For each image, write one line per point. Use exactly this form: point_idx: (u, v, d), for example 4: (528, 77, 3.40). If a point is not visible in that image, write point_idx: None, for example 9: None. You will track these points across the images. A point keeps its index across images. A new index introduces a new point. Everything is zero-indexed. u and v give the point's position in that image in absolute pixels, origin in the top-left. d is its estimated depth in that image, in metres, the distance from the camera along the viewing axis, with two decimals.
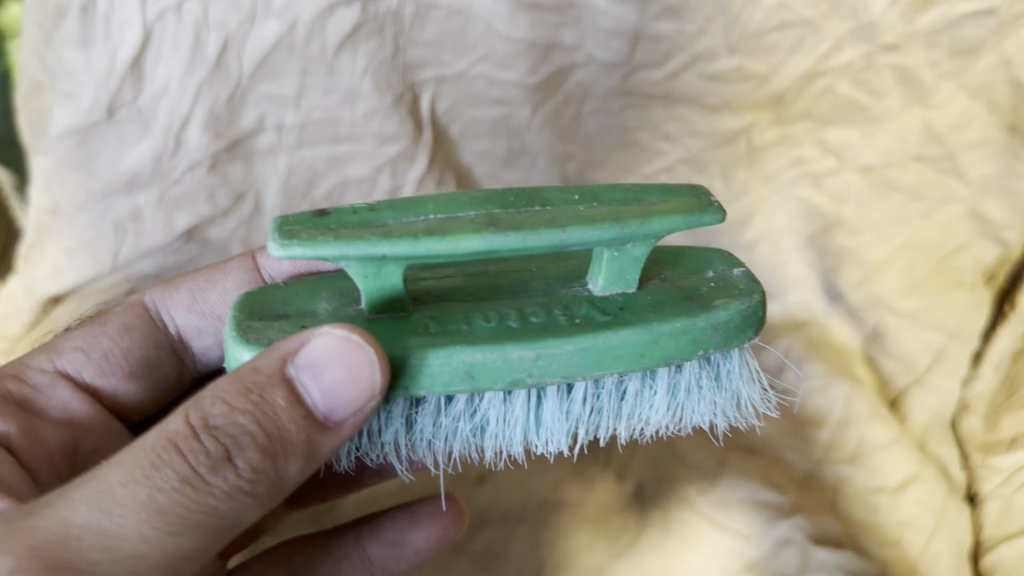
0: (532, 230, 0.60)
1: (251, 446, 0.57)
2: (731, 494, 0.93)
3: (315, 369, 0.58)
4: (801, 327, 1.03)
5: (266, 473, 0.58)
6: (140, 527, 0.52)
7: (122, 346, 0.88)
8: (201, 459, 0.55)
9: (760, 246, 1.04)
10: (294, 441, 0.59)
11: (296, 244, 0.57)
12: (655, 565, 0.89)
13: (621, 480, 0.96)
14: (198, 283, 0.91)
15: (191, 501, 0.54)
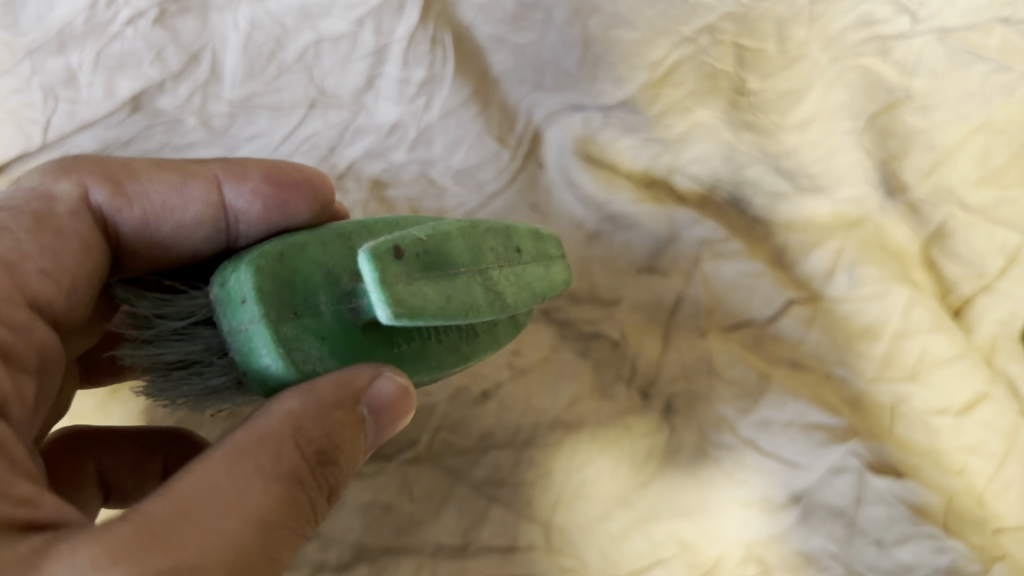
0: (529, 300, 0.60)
1: (342, 482, 0.55)
2: (779, 413, 0.79)
3: (387, 411, 0.55)
4: (854, 226, 0.87)
5: (339, 502, 0.57)
6: (284, 560, 0.51)
7: (77, 269, 0.64)
8: (316, 496, 0.53)
9: (814, 126, 0.89)
10: (353, 473, 0.57)
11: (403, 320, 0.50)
12: (691, 499, 0.77)
13: (647, 399, 0.81)
14: (158, 198, 0.69)
15: (300, 540, 0.53)
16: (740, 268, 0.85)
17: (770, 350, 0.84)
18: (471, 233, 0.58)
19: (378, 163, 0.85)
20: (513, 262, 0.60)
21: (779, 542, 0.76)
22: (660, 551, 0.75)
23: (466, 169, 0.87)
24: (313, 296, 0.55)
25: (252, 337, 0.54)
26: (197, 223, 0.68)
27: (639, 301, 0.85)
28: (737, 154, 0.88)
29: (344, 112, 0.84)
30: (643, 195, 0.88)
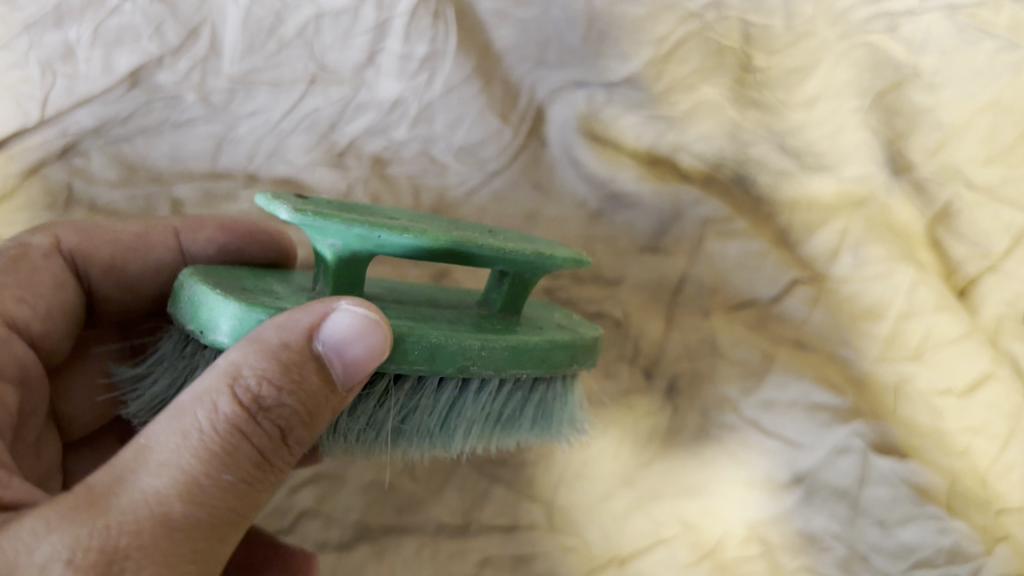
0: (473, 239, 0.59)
1: (297, 424, 0.52)
2: (783, 394, 0.77)
3: (343, 352, 0.51)
4: (859, 206, 0.86)
5: (304, 443, 0.53)
6: (227, 512, 0.49)
7: (54, 301, 0.69)
8: (263, 441, 0.50)
9: (820, 105, 0.87)
10: (320, 416, 0.53)
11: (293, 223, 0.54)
12: (693, 479, 0.77)
13: (650, 378, 0.79)
14: (124, 245, 0.73)
15: (252, 485, 0.50)
16: (745, 247, 0.85)
17: (772, 332, 0.84)
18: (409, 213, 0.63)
19: (378, 141, 0.85)
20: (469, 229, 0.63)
21: (781, 523, 0.77)
22: (662, 531, 0.77)
23: (467, 147, 0.86)
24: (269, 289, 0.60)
25: (196, 295, 0.55)
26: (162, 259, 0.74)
27: (642, 279, 0.86)
28: (741, 132, 0.87)
29: (345, 88, 0.83)
30: (646, 174, 0.87)
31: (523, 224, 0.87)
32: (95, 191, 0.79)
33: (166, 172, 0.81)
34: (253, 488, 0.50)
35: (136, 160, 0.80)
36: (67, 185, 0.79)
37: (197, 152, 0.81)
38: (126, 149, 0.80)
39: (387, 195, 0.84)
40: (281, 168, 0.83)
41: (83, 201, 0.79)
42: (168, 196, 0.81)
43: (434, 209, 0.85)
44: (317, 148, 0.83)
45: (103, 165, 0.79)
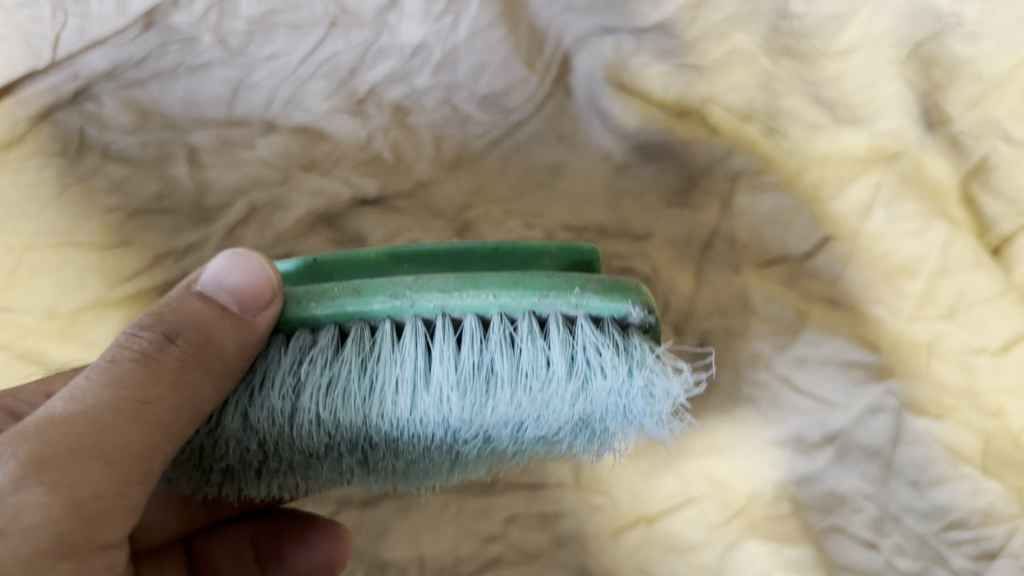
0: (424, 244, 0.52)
1: (189, 329, 0.48)
2: (817, 350, 0.76)
3: (222, 278, 0.48)
4: (891, 160, 0.83)
5: (215, 351, 0.47)
6: (109, 400, 0.45)
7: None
8: (144, 342, 0.47)
9: (857, 55, 0.86)
10: (220, 326, 0.47)
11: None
12: (724, 439, 0.75)
13: (680, 335, 0.78)
14: None
15: (142, 382, 0.46)
16: (776, 202, 0.82)
17: (804, 286, 0.79)
18: None
19: (399, 88, 0.82)
20: None
21: (813, 482, 0.74)
22: (691, 490, 0.74)
23: (491, 96, 0.83)
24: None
25: None
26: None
27: (670, 234, 0.82)
28: (774, 83, 0.86)
29: (366, 31, 0.82)
30: (674, 127, 0.84)
31: (550, 175, 0.84)
32: (107, 137, 0.77)
33: (181, 118, 0.78)
34: (144, 382, 0.46)
35: (149, 105, 0.78)
36: (79, 130, 0.76)
37: (213, 97, 0.78)
38: (139, 93, 0.78)
39: (408, 144, 0.81)
40: (299, 116, 0.80)
41: (95, 146, 0.76)
42: (184, 142, 0.77)
43: (457, 158, 0.82)
44: (336, 95, 0.81)
45: (115, 110, 0.77)
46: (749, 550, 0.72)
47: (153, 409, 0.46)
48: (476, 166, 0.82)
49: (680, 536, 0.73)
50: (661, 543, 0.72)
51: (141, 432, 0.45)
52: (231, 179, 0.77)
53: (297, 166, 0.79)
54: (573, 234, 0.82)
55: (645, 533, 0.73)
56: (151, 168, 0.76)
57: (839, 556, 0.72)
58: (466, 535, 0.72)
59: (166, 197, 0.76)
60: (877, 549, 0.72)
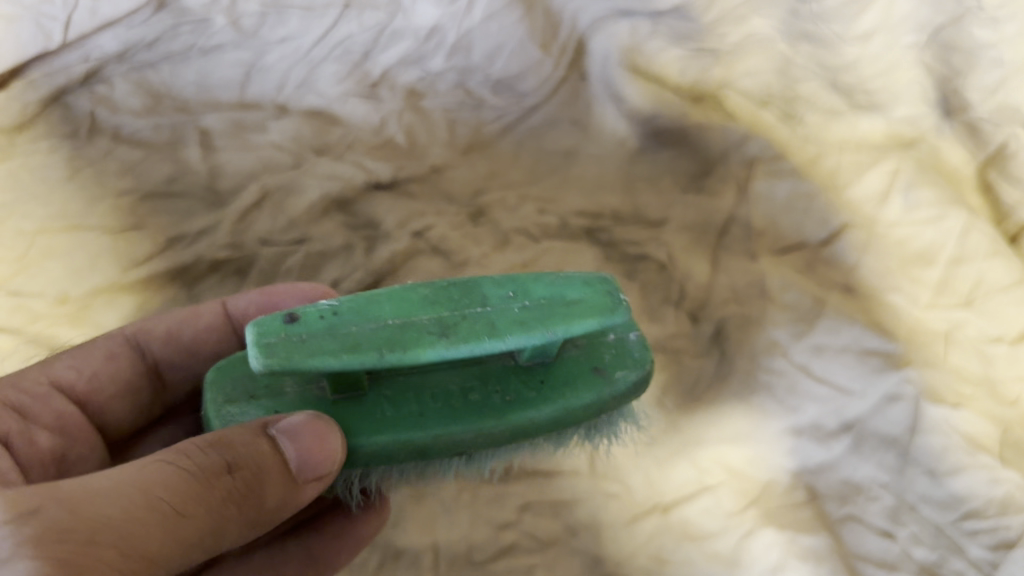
0: (467, 305, 0.46)
1: (247, 465, 0.43)
2: (833, 338, 0.75)
3: (296, 433, 0.45)
4: (907, 147, 0.82)
5: (256, 497, 0.44)
6: (135, 506, 0.39)
7: (112, 368, 0.61)
8: (206, 461, 0.42)
9: (876, 38, 0.87)
10: (272, 476, 0.44)
11: (271, 360, 0.43)
12: (740, 426, 0.73)
13: (697, 322, 0.77)
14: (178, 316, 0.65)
15: (188, 495, 0.41)
16: (793, 187, 0.81)
17: (820, 274, 0.78)
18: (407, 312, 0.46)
19: (413, 71, 0.84)
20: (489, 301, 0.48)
21: (830, 471, 0.71)
22: (706, 479, 0.72)
23: (504, 80, 0.86)
24: (277, 382, 0.51)
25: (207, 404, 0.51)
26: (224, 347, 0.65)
27: (686, 221, 0.81)
28: (791, 68, 0.85)
29: (379, 14, 0.86)
30: (689, 111, 0.84)
31: (564, 160, 0.83)
32: (118, 120, 0.77)
33: (192, 101, 0.79)
34: (191, 496, 0.41)
35: (161, 88, 0.79)
36: (90, 113, 0.77)
37: (225, 81, 0.80)
38: (150, 75, 0.79)
39: (421, 129, 0.82)
40: (312, 100, 0.81)
41: (106, 130, 0.76)
42: (195, 125, 0.77)
43: (470, 143, 0.82)
44: (349, 79, 0.82)
45: (126, 93, 0.78)
46: (764, 538, 0.69)
47: (186, 526, 0.40)
48: (490, 151, 0.83)
49: (696, 526, 0.70)
50: (675, 532, 0.70)
51: (162, 540, 0.39)
52: (243, 163, 0.77)
53: (310, 150, 0.78)
54: (587, 219, 0.80)
55: (661, 521, 0.71)
56: (162, 151, 0.76)
57: (854, 545, 0.68)
58: (480, 521, 0.71)
59: (178, 180, 0.75)
60: (894, 538, 0.68)
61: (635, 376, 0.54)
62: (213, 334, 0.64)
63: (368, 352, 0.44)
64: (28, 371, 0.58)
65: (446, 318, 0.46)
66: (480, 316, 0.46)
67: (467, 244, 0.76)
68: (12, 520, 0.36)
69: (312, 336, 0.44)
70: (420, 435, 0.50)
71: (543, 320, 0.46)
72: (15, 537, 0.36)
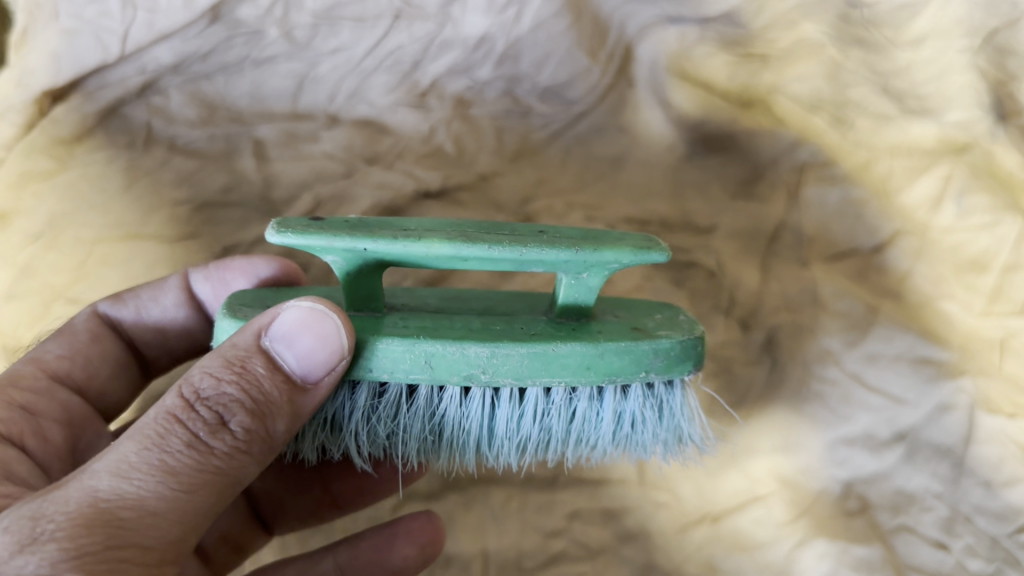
0: (497, 224, 0.49)
1: (242, 408, 0.44)
2: (888, 347, 0.74)
3: (290, 337, 0.45)
4: (961, 152, 0.81)
5: (260, 438, 0.45)
6: (149, 492, 0.41)
7: (98, 353, 0.64)
8: (201, 425, 0.43)
9: (928, 45, 0.85)
10: (278, 410, 0.46)
11: (295, 227, 0.46)
12: (786, 435, 0.73)
13: (747, 330, 0.76)
14: (148, 290, 0.66)
15: (191, 462, 0.42)
16: (844, 195, 0.80)
17: (874, 281, 0.78)
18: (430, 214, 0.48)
19: (461, 80, 0.83)
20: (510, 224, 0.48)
21: (881, 481, 0.71)
22: (757, 488, 0.72)
23: (553, 87, 0.84)
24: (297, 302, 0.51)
25: None
26: (191, 323, 0.67)
27: (736, 228, 0.80)
28: (842, 74, 0.84)
29: (429, 24, 0.81)
30: (739, 117, 0.83)
31: (611, 168, 0.84)
32: (174, 131, 0.78)
33: (246, 112, 0.80)
34: (193, 468, 0.42)
35: (215, 99, 0.79)
36: (146, 123, 0.78)
37: (278, 91, 0.80)
38: (205, 86, 0.79)
39: (469, 137, 0.82)
40: (362, 109, 0.82)
41: (162, 140, 0.78)
42: (250, 135, 0.79)
43: (519, 151, 0.83)
44: (398, 88, 0.82)
45: (181, 104, 0.79)
46: (816, 548, 0.70)
47: (197, 494, 0.43)
48: (538, 158, 0.83)
49: (746, 535, 0.71)
50: (726, 542, 0.71)
51: (176, 518, 0.42)
52: (298, 172, 0.78)
53: (361, 160, 0.80)
54: (635, 227, 0.81)
55: (711, 531, 0.72)
56: (217, 161, 0.78)
57: (907, 556, 0.69)
58: (529, 528, 0.71)
59: (234, 190, 0.77)
60: (948, 550, 0.69)
61: (681, 338, 0.50)
62: (178, 312, 0.66)
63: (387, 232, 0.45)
64: (23, 367, 0.61)
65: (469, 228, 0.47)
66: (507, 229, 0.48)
67: None
68: (30, 545, 0.38)
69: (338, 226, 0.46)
70: (429, 341, 0.47)
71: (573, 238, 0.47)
72: (34, 563, 0.38)
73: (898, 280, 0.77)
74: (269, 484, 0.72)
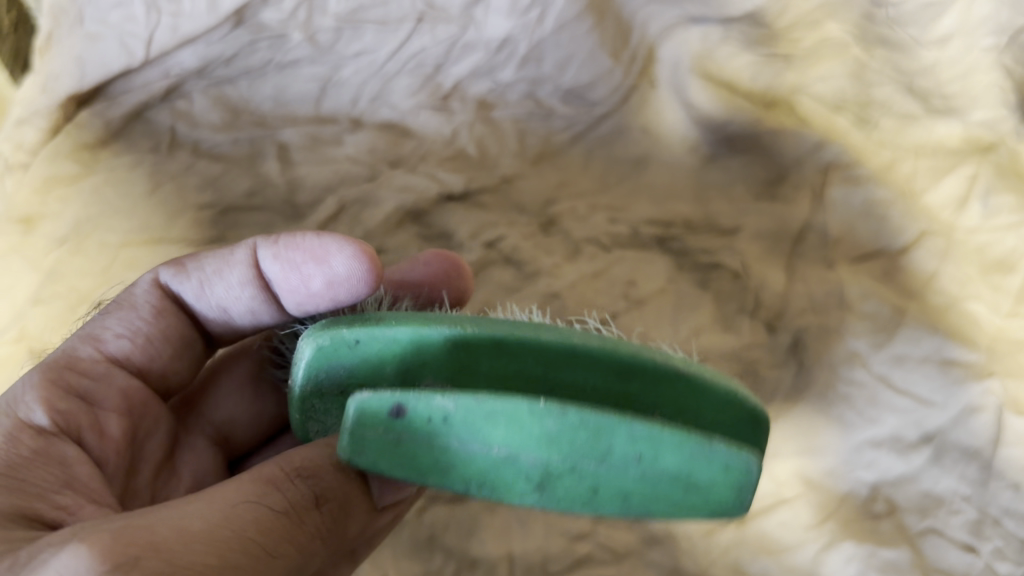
0: (585, 456, 0.39)
1: (334, 496, 0.41)
2: (915, 348, 0.74)
3: None
4: (987, 151, 0.80)
5: (341, 529, 0.42)
6: (236, 555, 0.37)
7: (160, 332, 0.55)
8: (294, 498, 0.40)
9: (954, 43, 0.85)
10: (358, 507, 0.42)
11: (364, 456, 0.39)
12: (812, 437, 0.72)
13: (773, 332, 0.76)
14: (216, 261, 0.56)
15: (278, 535, 0.38)
16: (870, 196, 0.79)
17: (901, 282, 0.77)
18: (518, 436, 0.38)
19: (484, 82, 0.83)
20: (600, 467, 0.39)
21: (908, 484, 0.71)
22: (784, 491, 0.71)
23: (575, 89, 0.84)
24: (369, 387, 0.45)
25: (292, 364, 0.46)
26: (260, 308, 0.57)
27: (761, 229, 0.80)
28: (866, 72, 0.84)
29: (452, 27, 0.81)
30: (763, 116, 0.82)
31: (632, 169, 0.84)
32: (198, 134, 0.78)
33: (270, 116, 0.80)
34: (283, 536, 0.39)
35: (239, 103, 0.80)
36: (170, 128, 0.78)
37: (302, 95, 0.80)
38: (228, 91, 0.79)
39: (492, 140, 0.82)
40: (385, 112, 0.82)
41: (186, 144, 0.78)
42: (274, 139, 0.79)
43: (541, 153, 0.83)
44: (421, 92, 0.82)
45: (206, 108, 0.79)
46: (842, 551, 0.69)
47: (277, 567, 0.38)
48: (558, 160, 0.84)
49: (774, 538, 0.71)
50: (753, 544, 0.70)
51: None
52: (321, 176, 0.79)
53: (384, 163, 0.80)
54: (658, 228, 0.81)
55: (737, 534, 0.71)
56: (241, 165, 0.78)
57: (935, 559, 0.68)
58: (554, 532, 0.70)
59: (258, 194, 0.78)
60: (977, 552, 0.68)
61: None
62: (246, 293, 0.56)
63: (462, 480, 0.40)
64: (78, 347, 0.53)
65: (554, 465, 0.39)
66: (592, 474, 0.39)
67: (540, 255, 0.78)
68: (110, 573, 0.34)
69: (419, 457, 0.39)
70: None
71: (653, 500, 0.41)
72: None
73: (924, 281, 0.77)
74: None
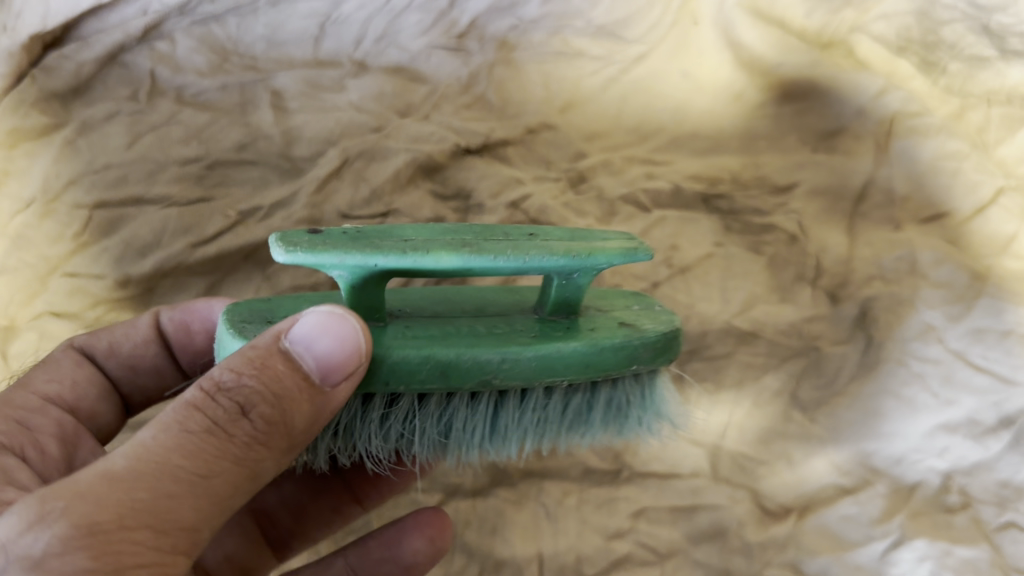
0: (490, 230, 0.40)
1: (264, 400, 0.36)
2: (998, 321, 0.65)
3: (310, 337, 0.36)
4: None
5: (287, 428, 0.38)
6: (168, 481, 0.34)
7: (84, 374, 0.57)
8: (220, 413, 0.36)
9: None
10: (299, 402, 0.37)
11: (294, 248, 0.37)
12: (876, 421, 0.64)
13: (837, 303, 0.67)
14: (119, 331, 0.59)
15: (210, 453, 0.36)
16: (939, 147, 0.70)
17: (972, 246, 0.68)
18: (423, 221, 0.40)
19: (505, 19, 0.74)
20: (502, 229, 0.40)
21: (984, 472, 0.62)
22: (846, 482, 0.63)
23: (609, 27, 0.75)
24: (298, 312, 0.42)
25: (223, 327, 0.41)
26: (162, 364, 0.60)
27: (817, 185, 0.71)
28: (935, 8, 0.74)
29: None
30: (819, 59, 0.73)
31: (670, 119, 0.74)
32: (181, 80, 0.70)
33: (262, 59, 0.71)
34: (213, 456, 0.36)
35: (227, 44, 0.71)
36: (150, 72, 0.69)
37: (298, 34, 0.72)
38: (216, 29, 0.71)
39: (513, 86, 0.74)
40: (393, 54, 0.73)
41: (168, 91, 0.69)
42: (267, 85, 0.70)
43: (569, 100, 0.74)
44: (433, 29, 0.73)
45: (190, 50, 0.70)
46: (914, 550, 0.60)
47: (215, 484, 0.36)
48: (588, 109, 0.74)
49: (837, 534, 0.62)
50: (813, 542, 0.61)
51: (193, 506, 0.35)
52: (322, 127, 0.70)
53: (393, 112, 0.72)
54: (703, 185, 0.72)
55: (795, 528, 0.62)
56: (231, 114, 0.69)
57: (1016, 558, 0.60)
58: (589, 529, 0.62)
59: (248, 147, 0.68)
60: None
61: (667, 329, 0.44)
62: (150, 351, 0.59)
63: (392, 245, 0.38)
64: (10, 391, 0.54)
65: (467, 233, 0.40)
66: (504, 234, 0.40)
67: (569, 215, 0.69)
68: (36, 524, 0.32)
69: (337, 240, 0.37)
70: (444, 350, 0.40)
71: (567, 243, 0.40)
72: (42, 541, 0.32)
73: (1005, 243, 0.67)
74: (286, 497, 0.62)
